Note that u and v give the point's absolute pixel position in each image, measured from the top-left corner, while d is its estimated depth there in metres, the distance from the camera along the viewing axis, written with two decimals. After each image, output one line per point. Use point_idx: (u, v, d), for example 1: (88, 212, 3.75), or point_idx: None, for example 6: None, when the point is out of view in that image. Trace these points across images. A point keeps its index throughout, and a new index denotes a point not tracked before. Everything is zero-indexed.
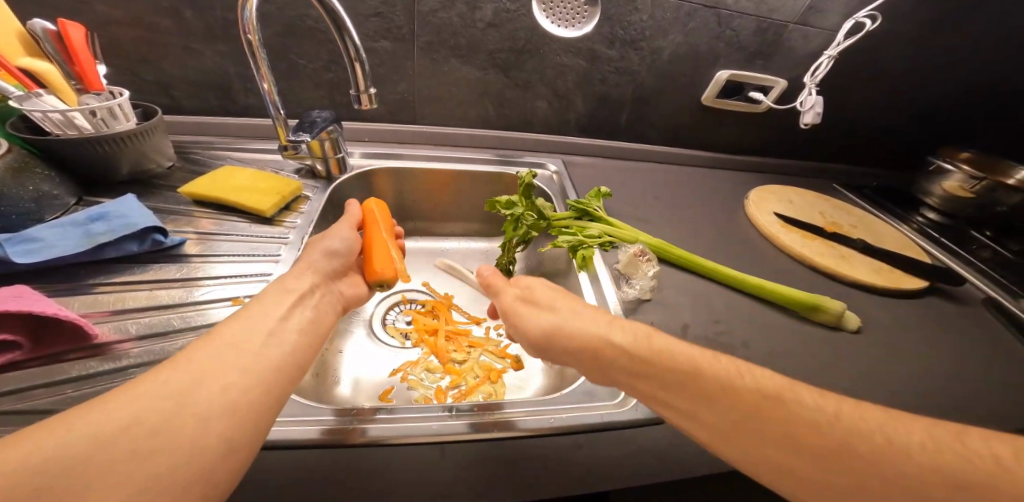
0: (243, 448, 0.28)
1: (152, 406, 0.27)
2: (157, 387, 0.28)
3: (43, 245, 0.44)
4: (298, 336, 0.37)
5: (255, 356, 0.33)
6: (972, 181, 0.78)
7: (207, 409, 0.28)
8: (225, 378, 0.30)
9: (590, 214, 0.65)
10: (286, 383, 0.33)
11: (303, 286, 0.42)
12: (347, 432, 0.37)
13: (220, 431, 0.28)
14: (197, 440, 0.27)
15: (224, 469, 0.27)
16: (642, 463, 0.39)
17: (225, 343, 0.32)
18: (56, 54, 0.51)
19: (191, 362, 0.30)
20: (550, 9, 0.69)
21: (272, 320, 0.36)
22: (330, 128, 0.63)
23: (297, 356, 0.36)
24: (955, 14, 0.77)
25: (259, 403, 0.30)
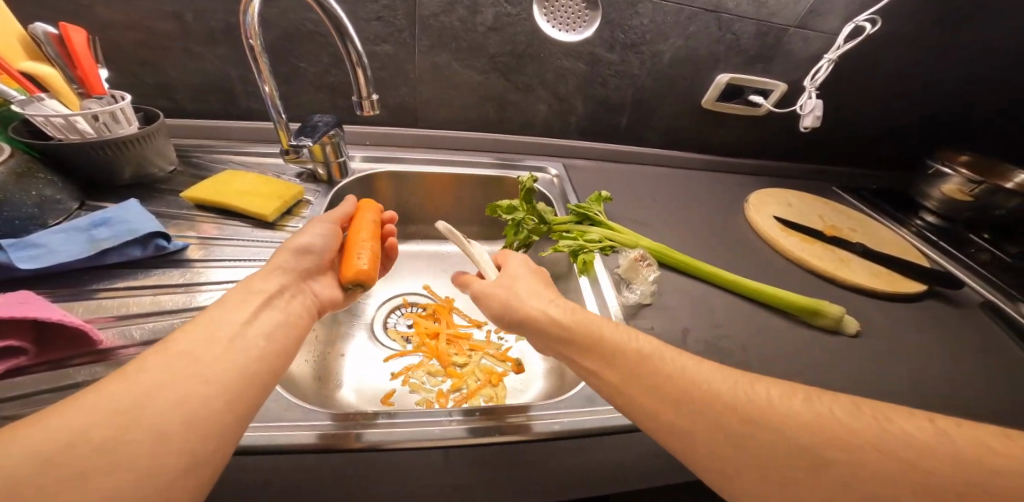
0: (208, 462, 0.27)
1: (102, 420, 0.25)
2: (110, 401, 0.26)
3: (45, 250, 0.44)
4: (272, 342, 0.36)
5: (218, 364, 0.31)
6: (971, 185, 0.79)
7: (166, 421, 0.26)
8: (187, 388, 0.28)
9: (591, 218, 0.65)
10: (255, 391, 0.32)
11: (273, 287, 0.41)
12: (344, 437, 0.37)
13: (179, 446, 0.26)
14: (153, 456, 0.25)
15: (185, 486, 0.25)
16: (644, 467, 0.39)
17: (187, 353, 0.31)
18: (58, 57, 0.51)
19: (146, 374, 0.28)
20: (551, 13, 0.69)
21: (238, 327, 0.35)
22: (331, 132, 0.63)
23: (266, 365, 0.34)
24: (954, 18, 0.78)
25: (225, 413, 0.29)
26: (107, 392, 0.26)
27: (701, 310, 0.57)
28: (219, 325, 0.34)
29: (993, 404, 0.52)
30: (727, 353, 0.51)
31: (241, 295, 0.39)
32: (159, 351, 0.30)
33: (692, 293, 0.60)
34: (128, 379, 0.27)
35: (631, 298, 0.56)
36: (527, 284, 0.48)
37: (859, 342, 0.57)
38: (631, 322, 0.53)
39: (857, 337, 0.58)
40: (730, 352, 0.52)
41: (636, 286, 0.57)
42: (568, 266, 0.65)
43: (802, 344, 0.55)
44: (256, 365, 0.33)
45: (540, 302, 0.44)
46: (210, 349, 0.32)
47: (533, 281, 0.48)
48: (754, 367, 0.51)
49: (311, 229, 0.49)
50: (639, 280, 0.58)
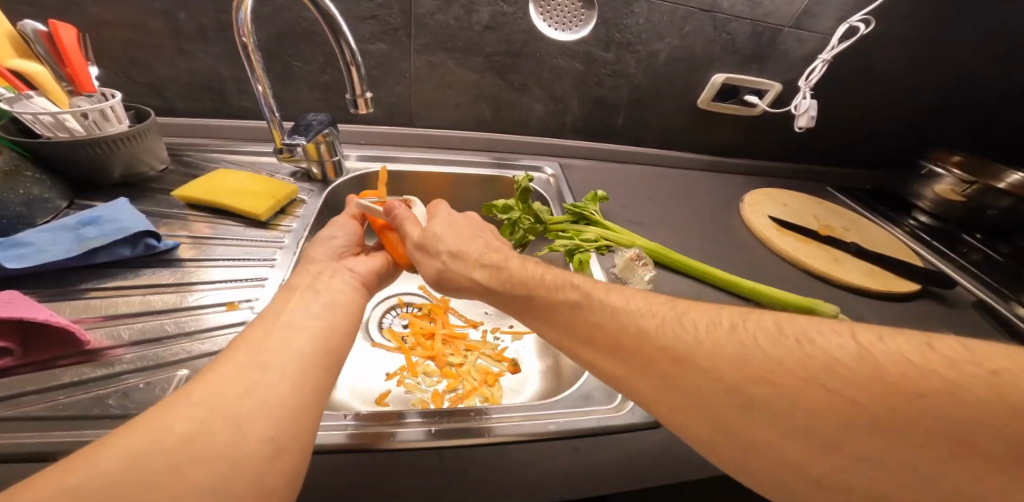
0: (293, 445, 0.27)
1: (187, 415, 0.25)
2: (190, 399, 0.26)
3: (33, 249, 0.43)
4: (319, 329, 0.35)
5: (282, 354, 0.31)
6: (962, 185, 0.80)
7: (244, 410, 0.27)
8: (256, 379, 0.29)
9: (587, 218, 0.65)
10: (322, 377, 0.32)
11: (308, 280, 0.40)
12: (376, 436, 0.37)
13: (260, 433, 0.26)
14: (238, 444, 0.25)
15: (276, 473, 0.25)
16: (642, 467, 0.39)
17: (247, 348, 0.31)
18: (47, 55, 0.50)
19: (217, 373, 0.28)
20: (547, 13, 0.69)
21: (285, 319, 0.35)
22: (325, 131, 0.62)
23: (325, 347, 0.34)
24: (947, 19, 0.78)
25: (298, 398, 0.29)
26: (186, 393, 0.27)
27: None
28: (264, 320, 0.34)
29: None
30: None
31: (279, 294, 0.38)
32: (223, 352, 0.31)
33: (688, 292, 0.60)
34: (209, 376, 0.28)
35: None
36: (453, 239, 0.48)
37: None
38: None
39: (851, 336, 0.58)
40: None
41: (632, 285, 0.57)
42: (564, 266, 0.65)
43: None
44: (313, 348, 0.33)
45: (468, 265, 0.46)
46: (268, 344, 0.32)
47: (459, 233, 0.49)
48: None
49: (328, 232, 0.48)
50: (636, 280, 0.58)
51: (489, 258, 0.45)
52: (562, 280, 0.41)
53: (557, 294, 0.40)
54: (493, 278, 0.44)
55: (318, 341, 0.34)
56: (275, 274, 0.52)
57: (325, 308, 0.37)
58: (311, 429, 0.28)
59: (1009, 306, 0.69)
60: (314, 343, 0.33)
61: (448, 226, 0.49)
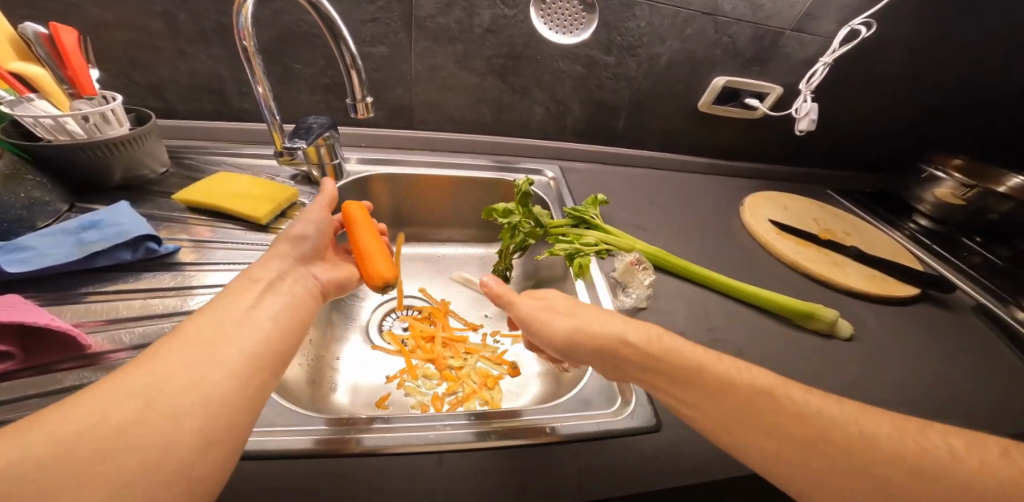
0: (226, 441, 0.26)
1: (116, 402, 0.24)
2: (121, 384, 0.25)
3: (35, 253, 0.43)
4: (277, 326, 0.34)
5: (228, 346, 0.30)
6: (963, 189, 0.80)
7: (181, 400, 0.25)
8: (198, 368, 0.27)
9: (587, 221, 0.65)
10: (270, 373, 0.31)
11: (271, 275, 0.39)
12: (343, 442, 0.37)
13: (195, 427, 0.25)
14: (169, 436, 0.24)
15: (204, 469, 0.24)
16: (642, 472, 0.39)
17: (191, 335, 0.29)
18: (48, 57, 0.50)
19: (155, 359, 0.27)
20: (549, 16, 0.69)
21: (240, 309, 0.33)
22: (326, 134, 0.62)
23: (276, 344, 0.33)
24: (948, 22, 0.78)
25: (241, 393, 0.28)
26: (117, 378, 0.25)
27: (696, 313, 0.57)
28: (217, 307, 0.33)
29: (986, 405, 0.52)
30: None
31: (238, 283, 0.36)
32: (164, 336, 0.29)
33: (689, 296, 0.60)
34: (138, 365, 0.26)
35: (626, 302, 0.56)
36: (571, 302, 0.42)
37: (853, 346, 0.57)
38: None
39: (851, 341, 0.58)
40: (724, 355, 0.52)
41: (632, 290, 0.57)
42: (565, 269, 0.65)
43: (796, 348, 0.55)
44: (261, 344, 0.31)
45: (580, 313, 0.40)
46: (211, 336, 0.30)
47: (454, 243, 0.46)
48: None
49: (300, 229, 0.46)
50: (636, 284, 0.58)
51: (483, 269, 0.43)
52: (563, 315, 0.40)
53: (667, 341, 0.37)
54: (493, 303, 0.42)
55: (272, 337, 0.33)
56: None
57: (286, 310, 0.36)
58: (247, 427, 0.27)
59: (1008, 310, 0.69)
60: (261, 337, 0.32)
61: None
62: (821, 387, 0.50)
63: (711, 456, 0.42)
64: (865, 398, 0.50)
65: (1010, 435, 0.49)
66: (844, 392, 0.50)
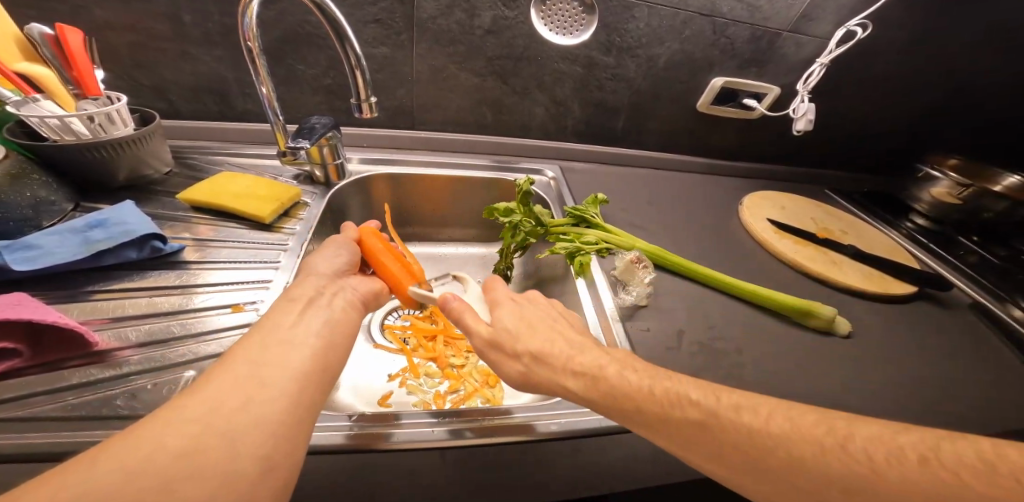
0: (285, 463, 0.26)
1: (179, 431, 0.24)
2: (181, 413, 0.25)
3: (41, 252, 0.43)
4: (320, 343, 0.34)
5: (280, 368, 0.30)
6: (959, 188, 0.81)
7: (237, 427, 0.26)
8: (252, 392, 0.28)
9: (587, 221, 0.65)
10: (317, 392, 0.31)
11: (309, 292, 0.39)
12: (373, 437, 0.38)
13: (255, 452, 0.25)
14: (232, 463, 0.24)
15: (266, 492, 0.25)
16: (642, 466, 0.40)
17: (243, 360, 0.30)
18: (54, 58, 0.50)
19: (211, 386, 0.27)
20: (549, 17, 0.70)
21: (284, 331, 0.34)
22: (329, 134, 0.63)
23: (324, 362, 0.33)
24: (944, 23, 0.79)
25: (293, 414, 0.28)
26: (178, 406, 0.26)
27: (695, 311, 0.58)
28: (263, 329, 0.33)
29: (980, 401, 0.52)
30: (721, 355, 0.52)
31: (277, 304, 0.37)
32: (216, 362, 0.30)
33: (688, 295, 0.61)
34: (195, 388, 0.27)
35: (625, 300, 0.56)
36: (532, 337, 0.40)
37: (851, 343, 0.58)
38: (626, 324, 0.53)
39: (848, 337, 0.58)
40: (723, 353, 0.52)
41: (632, 287, 0.58)
42: (565, 268, 0.65)
43: (793, 345, 0.56)
44: (307, 364, 0.32)
45: (555, 370, 0.38)
46: (261, 358, 0.31)
47: (540, 331, 0.41)
48: (747, 368, 0.51)
49: (330, 251, 0.47)
50: (635, 282, 0.58)
51: (579, 363, 0.37)
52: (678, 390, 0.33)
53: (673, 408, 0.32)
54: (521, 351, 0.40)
55: (318, 355, 0.33)
56: (279, 277, 0.52)
57: (326, 324, 0.36)
58: (304, 445, 0.28)
59: (1004, 308, 0.70)
60: (309, 356, 0.32)
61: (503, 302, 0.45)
62: (818, 383, 0.51)
63: None
64: (861, 393, 0.50)
65: (1004, 430, 0.49)
66: (840, 387, 0.51)
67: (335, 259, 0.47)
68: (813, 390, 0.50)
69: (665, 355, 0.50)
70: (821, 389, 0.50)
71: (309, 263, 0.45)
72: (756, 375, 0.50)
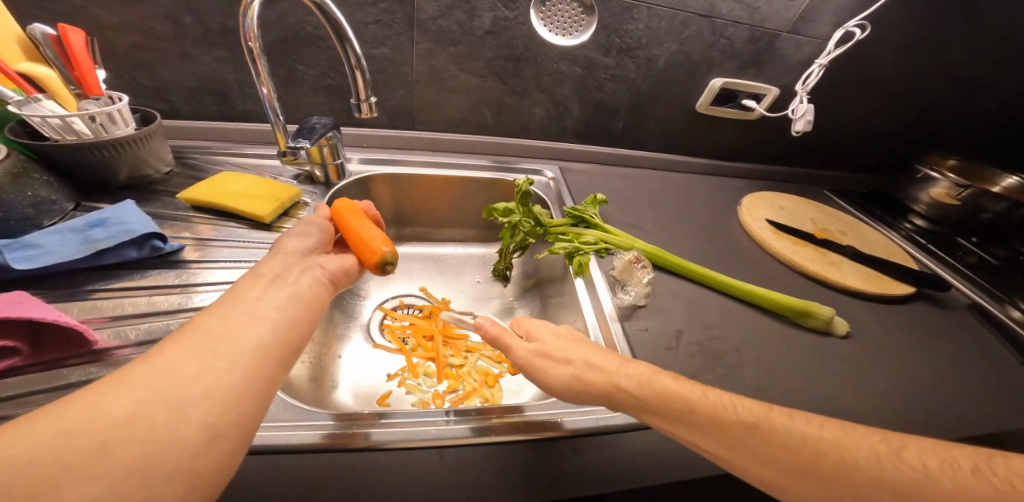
0: (232, 432, 0.27)
1: (124, 396, 0.25)
2: (127, 381, 0.25)
3: (41, 251, 0.44)
4: (282, 318, 0.34)
5: (237, 339, 0.30)
6: (957, 189, 0.81)
7: (185, 394, 0.26)
8: (202, 362, 0.28)
9: (586, 220, 0.65)
10: (276, 365, 0.31)
11: (277, 271, 0.38)
12: (350, 438, 0.38)
13: (200, 420, 0.26)
14: (175, 429, 0.25)
15: (211, 459, 0.25)
16: (640, 465, 0.40)
17: (199, 329, 0.30)
18: (56, 58, 0.50)
19: (163, 354, 0.27)
20: (549, 19, 0.70)
21: (246, 305, 0.33)
22: (329, 135, 0.63)
23: (284, 335, 0.33)
24: (942, 25, 0.79)
25: (244, 385, 0.28)
26: (127, 372, 0.26)
27: (694, 311, 0.58)
28: (226, 301, 0.33)
29: (979, 402, 0.53)
30: (720, 354, 0.52)
31: (244, 280, 0.36)
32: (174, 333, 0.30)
33: (687, 295, 0.61)
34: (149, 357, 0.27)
35: (624, 299, 0.57)
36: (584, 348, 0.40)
37: (849, 343, 0.58)
38: (625, 324, 0.53)
39: (847, 338, 0.59)
40: (723, 353, 0.52)
41: (631, 287, 0.58)
42: (564, 268, 0.66)
43: (792, 345, 0.56)
44: (265, 337, 0.32)
45: (606, 374, 0.37)
46: (218, 329, 0.30)
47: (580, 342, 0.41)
48: (745, 367, 0.51)
49: (301, 229, 0.47)
50: (634, 282, 0.58)
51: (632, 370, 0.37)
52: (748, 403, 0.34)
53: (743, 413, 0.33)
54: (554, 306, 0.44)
55: (281, 332, 0.33)
56: None
57: (292, 299, 0.36)
58: (253, 416, 0.28)
59: (1002, 309, 0.69)
60: (268, 330, 0.32)
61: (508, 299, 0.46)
62: (816, 382, 0.51)
63: None
64: (859, 393, 0.50)
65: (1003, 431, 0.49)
66: (839, 387, 0.51)
67: (307, 236, 0.46)
68: (812, 389, 0.50)
69: (663, 355, 0.50)
70: (819, 389, 0.50)
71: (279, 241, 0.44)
72: (756, 375, 0.50)
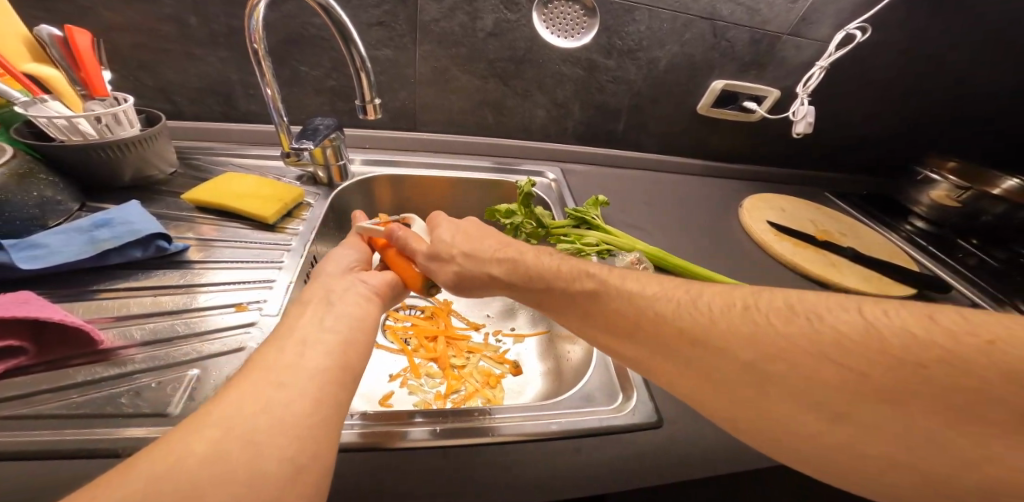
0: (312, 463, 0.26)
1: (205, 437, 0.25)
2: (206, 422, 0.26)
3: (47, 251, 0.44)
4: (335, 342, 0.34)
5: (299, 370, 0.31)
6: (958, 190, 0.82)
7: (261, 430, 0.26)
8: (273, 397, 0.28)
9: (588, 222, 0.66)
10: (338, 389, 0.31)
11: (320, 293, 0.40)
12: (381, 435, 0.39)
13: (281, 454, 0.26)
14: (259, 465, 0.25)
15: (298, 493, 0.25)
16: (640, 465, 0.40)
17: (263, 367, 0.31)
18: (62, 59, 0.51)
19: (236, 392, 0.28)
20: (551, 21, 0.71)
21: (302, 335, 0.34)
22: (332, 136, 0.63)
23: (343, 362, 0.33)
24: (944, 27, 0.80)
25: (316, 414, 0.28)
26: (204, 415, 0.26)
27: None
28: (279, 335, 0.34)
29: None
30: None
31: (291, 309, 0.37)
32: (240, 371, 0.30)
33: None
34: (222, 398, 0.28)
35: None
36: (465, 242, 0.48)
37: None
38: None
39: None
40: None
41: None
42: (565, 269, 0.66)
43: None
44: (325, 365, 0.32)
45: (480, 261, 0.46)
46: (281, 364, 0.31)
47: (478, 238, 0.49)
48: None
49: (339, 253, 0.48)
50: None
51: (502, 253, 0.46)
52: (580, 270, 0.42)
53: (576, 285, 0.41)
54: (511, 270, 0.45)
55: (338, 357, 0.33)
56: (282, 277, 0.52)
57: (329, 315, 0.37)
58: (331, 445, 0.28)
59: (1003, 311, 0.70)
60: (328, 358, 0.33)
61: (453, 234, 0.50)
62: None
63: (711, 451, 0.42)
64: None
65: None
66: None
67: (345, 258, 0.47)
68: None
69: None
70: None
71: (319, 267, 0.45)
72: None
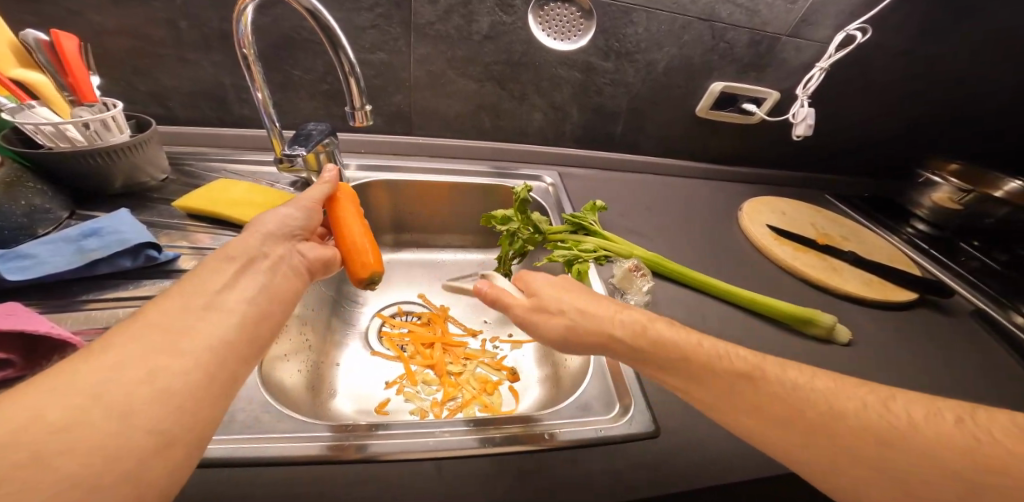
0: (185, 439, 0.25)
1: (68, 398, 0.22)
2: (71, 381, 0.22)
3: (34, 261, 0.43)
4: (249, 313, 0.33)
5: (197, 336, 0.28)
6: (960, 193, 0.80)
7: (139, 396, 0.24)
8: (160, 362, 0.25)
9: (585, 227, 0.65)
10: (236, 365, 0.30)
11: (251, 253, 0.38)
12: (347, 448, 0.37)
13: (151, 425, 0.23)
14: (122, 436, 0.22)
15: (156, 469, 0.23)
16: (639, 477, 0.39)
17: (154, 326, 0.27)
18: (49, 64, 0.50)
19: (113, 351, 0.25)
20: (547, 24, 0.70)
21: (213, 297, 0.32)
22: (325, 140, 0.63)
23: (249, 336, 0.32)
24: (944, 28, 0.79)
25: (203, 389, 0.26)
26: (67, 374, 0.23)
27: (693, 320, 0.58)
28: (183, 292, 0.30)
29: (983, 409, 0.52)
30: None
31: (214, 260, 0.35)
32: (121, 325, 0.27)
33: (686, 302, 0.60)
34: (98, 355, 0.24)
35: None
36: (576, 295, 0.40)
37: (851, 351, 0.57)
38: None
39: (848, 345, 0.58)
40: None
41: (631, 296, 0.58)
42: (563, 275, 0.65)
43: (793, 352, 0.56)
44: (228, 336, 0.30)
45: (603, 317, 0.38)
46: (177, 326, 0.28)
47: (577, 291, 0.41)
48: None
49: (288, 209, 0.46)
50: (634, 290, 0.58)
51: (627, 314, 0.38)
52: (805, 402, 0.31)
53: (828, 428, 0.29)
54: (638, 336, 0.37)
55: (247, 332, 0.32)
56: None
57: (262, 293, 0.35)
58: (209, 424, 0.26)
59: (1005, 314, 0.69)
60: (232, 328, 0.30)
61: (551, 286, 0.41)
62: None
63: (710, 461, 0.42)
64: None
65: None
66: None
67: (291, 220, 0.45)
68: None
69: None
70: None
71: (261, 220, 0.42)
72: None
